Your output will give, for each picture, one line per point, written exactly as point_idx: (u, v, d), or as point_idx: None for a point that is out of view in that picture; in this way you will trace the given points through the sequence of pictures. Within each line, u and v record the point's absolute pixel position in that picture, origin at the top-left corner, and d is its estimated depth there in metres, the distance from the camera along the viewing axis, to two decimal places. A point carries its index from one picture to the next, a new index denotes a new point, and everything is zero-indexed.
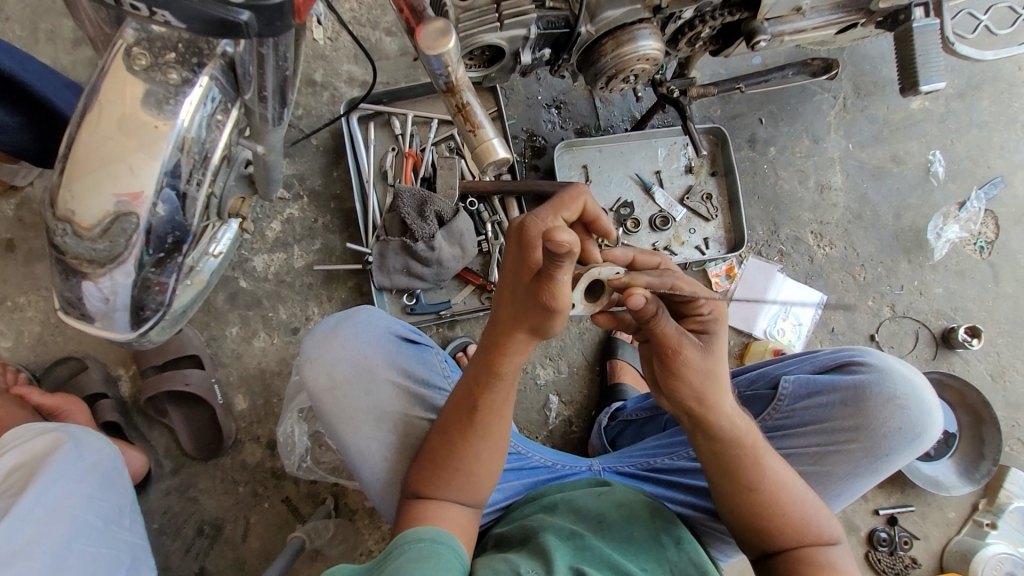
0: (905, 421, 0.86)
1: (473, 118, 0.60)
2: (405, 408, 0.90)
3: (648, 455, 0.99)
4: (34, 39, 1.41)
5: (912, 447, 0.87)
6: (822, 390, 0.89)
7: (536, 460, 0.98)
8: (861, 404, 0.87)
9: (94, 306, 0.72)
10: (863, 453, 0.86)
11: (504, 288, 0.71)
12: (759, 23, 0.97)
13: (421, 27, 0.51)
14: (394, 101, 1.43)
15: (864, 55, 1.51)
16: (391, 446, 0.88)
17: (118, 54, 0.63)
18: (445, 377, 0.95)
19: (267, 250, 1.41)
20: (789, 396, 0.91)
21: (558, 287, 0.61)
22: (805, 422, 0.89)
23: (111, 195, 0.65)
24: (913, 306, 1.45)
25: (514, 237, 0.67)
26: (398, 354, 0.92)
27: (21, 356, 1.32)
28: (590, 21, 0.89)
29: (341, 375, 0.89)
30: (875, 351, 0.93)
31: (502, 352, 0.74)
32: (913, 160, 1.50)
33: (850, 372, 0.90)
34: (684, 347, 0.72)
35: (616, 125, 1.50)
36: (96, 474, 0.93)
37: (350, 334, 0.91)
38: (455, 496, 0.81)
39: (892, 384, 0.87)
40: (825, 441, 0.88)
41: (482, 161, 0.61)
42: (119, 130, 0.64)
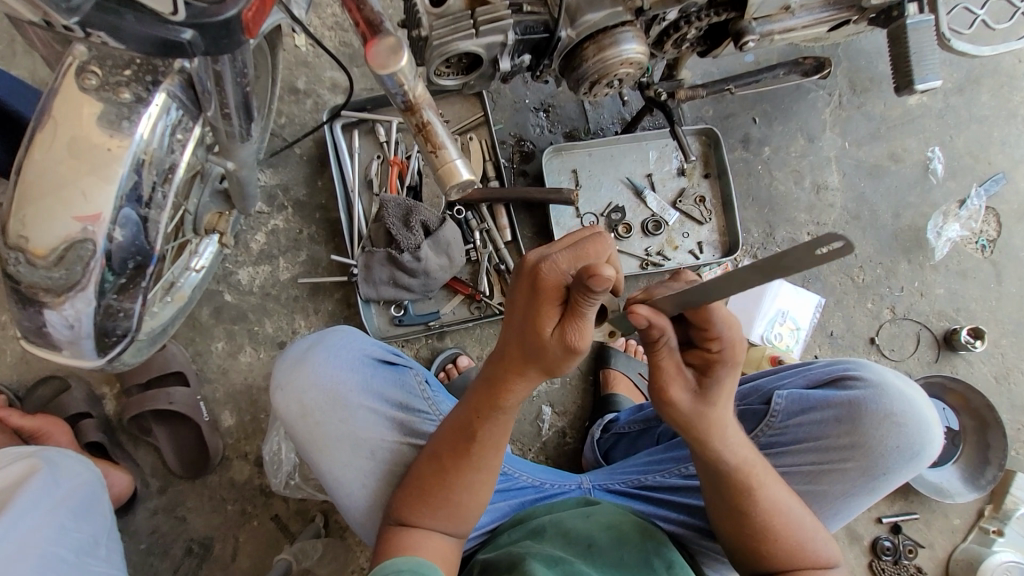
0: (903, 440, 0.83)
1: (434, 138, 0.57)
2: (381, 434, 0.87)
3: (639, 472, 0.96)
4: (10, 52, 1.39)
5: (910, 465, 0.84)
6: (816, 406, 0.87)
7: (523, 479, 0.95)
8: (856, 421, 0.84)
9: (58, 335, 0.69)
10: (859, 472, 0.84)
11: (510, 325, 0.65)
12: (746, 22, 0.94)
13: (373, 44, 0.48)
14: (378, 108, 1.39)
15: (859, 51, 1.47)
16: (369, 473, 0.86)
17: (69, 72, 0.61)
18: (425, 399, 0.92)
19: (251, 263, 1.38)
20: (782, 412, 0.88)
21: (585, 324, 0.60)
22: (800, 439, 0.87)
23: (70, 219, 0.62)
24: (914, 307, 1.41)
25: (525, 277, 0.62)
26: (373, 379, 0.90)
27: (3, 376, 1.30)
28: (570, 25, 0.86)
29: (314, 404, 0.86)
30: (870, 363, 0.90)
31: (495, 382, 0.70)
32: (911, 157, 1.46)
33: (846, 387, 0.87)
34: (673, 387, 0.68)
35: (606, 128, 1.46)
36: (71, 502, 0.90)
37: (321, 359, 0.88)
38: (443, 526, 0.78)
39: (889, 400, 0.83)
40: (821, 459, 0.85)
41: (445, 184, 0.58)
42: (72, 152, 0.61)
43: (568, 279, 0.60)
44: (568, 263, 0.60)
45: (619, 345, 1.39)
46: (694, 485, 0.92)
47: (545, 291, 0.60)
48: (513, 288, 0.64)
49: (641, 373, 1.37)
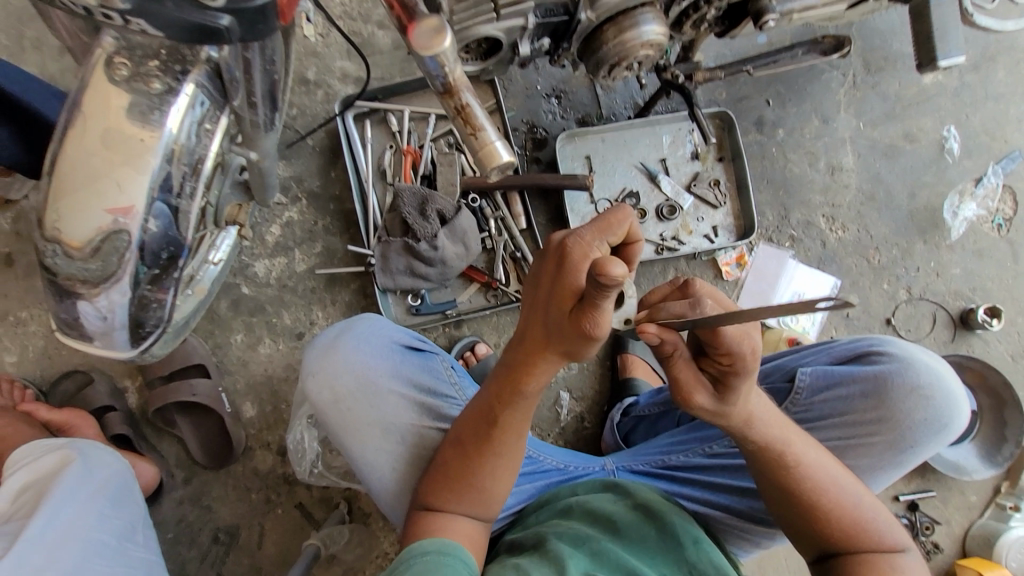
0: (930, 412, 0.83)
1: (473, 120, 0.56)
2: (410, 418, 0.89)
3: (662, 453, 0.97)
4: (19, 48, 1.38)
5: (936, 438, 0.85)
6: (840, 382, 0.87)
7: (548, 462, 0.96)
8: (882, 395, 0.84)
9: (93, 326, 0.70)
10: (886, 445, 0.85)
11: (533, 307, 0.65)
12: (767, 1, 0.93)
13: (413, 27, 0.49)
14: (390, 97, 1.39)
15: (874, 30, 1.46)
16: (399, 458, 0.88)
17: (98, 63, 0.61)
18: (452, 384, 0.94)
19: (267, 254, 1.39)
20: (806, 389, 0.89)
21: (603, 316, 0.57)
22: (825, 415, 0.88)
23: (103, 211, 0.62)
24: (930, 288, 1.41)
25: (551, 256, 0.61)
26: (402, 365, 0.91)
27: (26, 371, 1.32)
28: (590, 8, 0.85)
29: (344, 389, 0.88)
30: (895, 339, 0.90)
31: (520, 368, 0.70)
32: (927, 137, 1.45)
33: (871, 363, 0.87)
34: (697, 396, 0.68)
35: (619, 114, 1.45)
36: (104, 491, 0.91)
37: (351, 346, 0.90)
38: (470, 510, 0.79)
39: (915, 374, 0.84)
40: (848, 434, 0.86)
41: (484, 167, 0.56)
42: (104, 143, 0.61)
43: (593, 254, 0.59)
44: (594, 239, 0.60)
45: None
46: (719, 464, 0.93)
47: (574, 269, 0.59)
48: (539, 264, 0.63)
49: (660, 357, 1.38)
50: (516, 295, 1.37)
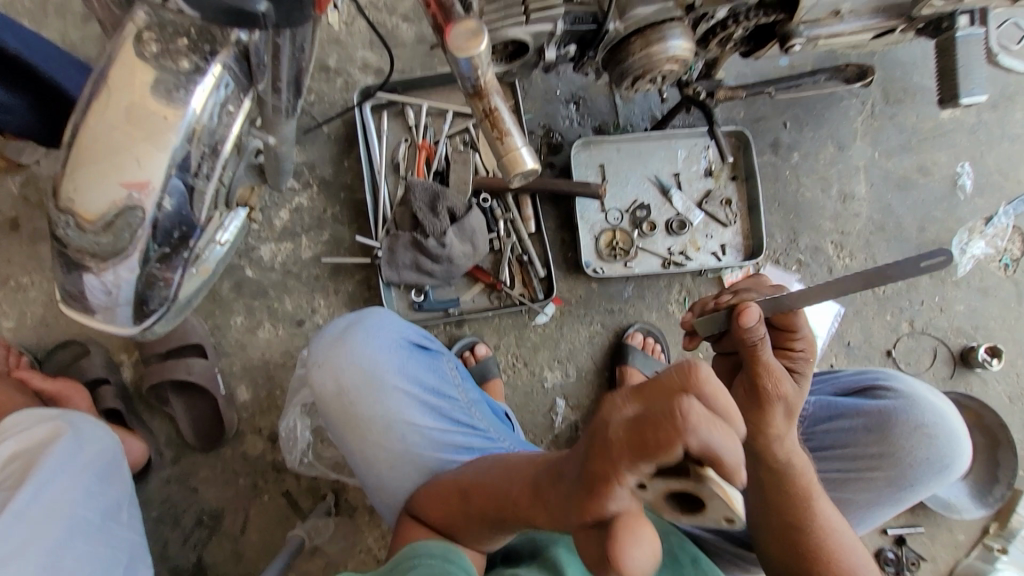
0: (932, 452, 0.84)
1: (500, 125, 0.55)
2: (412, 418, 0.88)
3: None
4: (42, 13, 1.38)
5: (939, 478, 0.85)
6: (844, 414, 0.88)
7: None
8: (886, 431, 0.85)
9: (97, 300, 0.70)
10: (886, 481, 0.85)
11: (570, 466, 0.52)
12: (794, 26, 0.93)
13: (450, 26, 0.48)
14: (409, 91, 1.39)
15: (896, 61, 1.46)
16: (396, 457, 0.88)
17: (128, 38, 0.60)
18: (455, 385, 0.94)
19: (274, 239, 1.39)
20: (809, 417, 0.91)
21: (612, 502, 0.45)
22: (827, 446, 0.89)
23: (119, 184, 0.62)
24: (933, 322, 1.41)
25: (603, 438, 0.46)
26: (409, 362, 0.91)
27: (24, 337, 1.32)
28: (619, 17, 0.85)
29: (349, 382, 0.88)
30: (902, 375, 0.91)
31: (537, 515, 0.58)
32: (941, 172, 1.45)
33: (876, 397, 0.88)
34: (784, 382, 0.73)
35: (636, 125, 1.45)
36: (94, 466, 0.91)
37: (360, 339, 0.90)
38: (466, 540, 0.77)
39: (920, 411, 0.85)
40: (848, 467, 0.86)
41: (508, 172, 0.56)
42: (127, 118, 0.61)
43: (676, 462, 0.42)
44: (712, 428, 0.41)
45: (637, 343, 1.38)
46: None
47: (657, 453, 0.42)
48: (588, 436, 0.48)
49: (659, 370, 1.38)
50: (519, 299, 1.36)
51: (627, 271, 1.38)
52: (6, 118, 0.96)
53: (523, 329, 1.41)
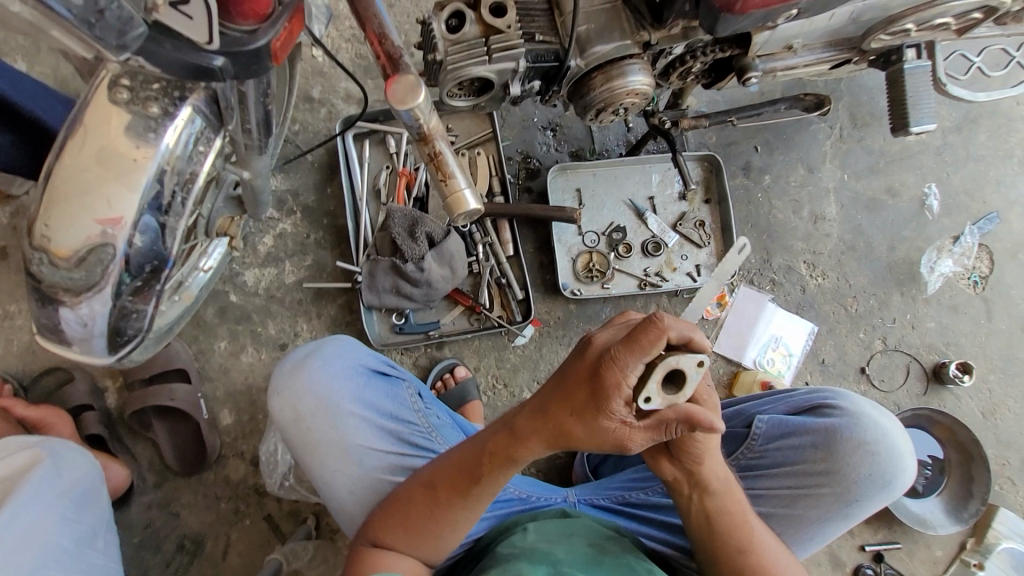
0: (875, 468, 0.90)
1: (444, 168, 0.57)
2: (370, 442, 0.90)
3: (624, 489, 1.00)
4: (35, 49, 1.43)
5: (881, 494, 0.91)
6: (794, 432, 0.94)
7: (510, 490, 0.98)
8: (831, 447, 0.92)
9: (72, 331, 0.72)
10: (834, 497, 0.91)
11: (571, 398, 0.70)
12: (750, 60, 0.97)
13: (391, 82, 0.51)
14: (390, 120, 1.43)
15: (861, 87, 1.51)
16: (356, 480, 0.91)
17: (101, 84, 0.63)
18: (415, 410, 0.95)
19: (258, 265, 1.42)
20: (762, 436, 0.96)
21: (622, 398, 0.65)
22: (777, 463, 0.94)
23: (92, 221, 0.65)
24: (905, 339, 1.44)
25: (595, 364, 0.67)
26: (366, 389, 0.93)
27: (10, 364, 1.34)
28: (579, 55, 0.90)
29: (307, 409, 0.90)
30: (849, 393, 0.97)
31: (509, 448, 0.75)
32: (908, 192, 1.49)
33: (824, 416, 0.94)
34: None
35: (611, 150, 1.49)
36: (71, 493, 0.93)
37: (318, 367, 0.91)
38: (420, 552, 0.82)
39: (863, 429, 0.91)
40: (797, 484, 0.93)
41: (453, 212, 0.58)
42: (97, 161, 0.64)
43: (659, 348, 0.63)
44: (678, 326, 0.63)
45: None
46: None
47: (646, 350, 0.63)
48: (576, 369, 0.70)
49: None
50: (498, 321, 1.38)
51: (604, 292, 1.41)
52: None
53: (502, 351, 1.43)
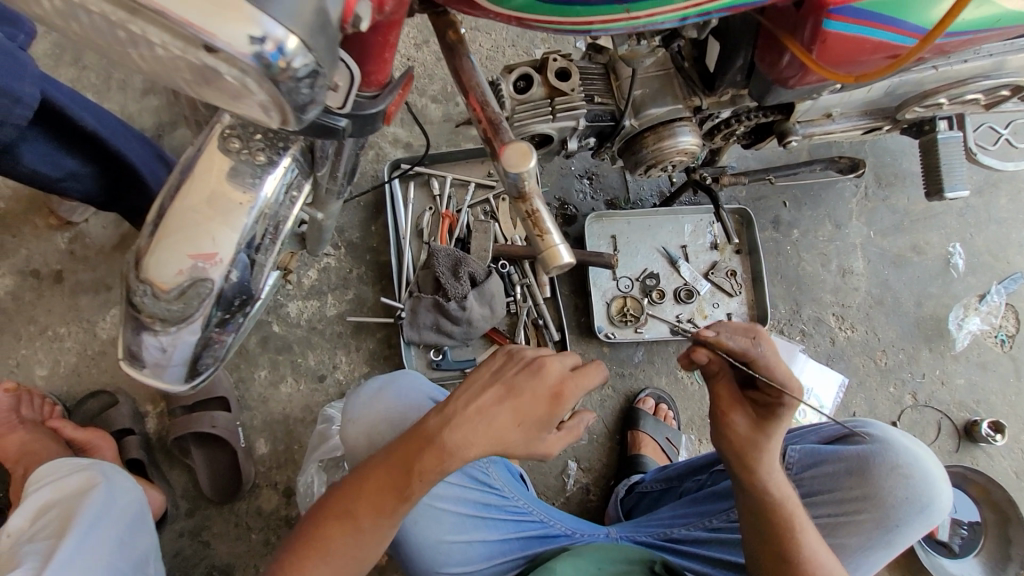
0: (910, 491, 0.95)
1: (541, 224, 0.58)
2: None
3: (666, 526, 1.09)
4: (105, 87, 1.53)
5: (921, 518, 0.96)
6: (826, 460, 1.02)
7: (557, 527, 1.09)
8: (865, 473, 0.98)
9: (152, 357, 0.76)
10: (874, 523, 0.96)
11: (507, 404, 0.75)
12: (791, 124, 1.03)
13: (504, 148, 0.55)
14: (436, 164, 1.51)
15: (885, 148, 1.58)
16: (418, 507, 1.00)
17: (214, 136, 0.69)
18: None
19: (302, 297, 1.46)
20: (796, 464, 1.04)
21: (563, 402, 0.77)
22: (815, 491, 1.01)
23: (186, 256, 0.70)
24: (935, 395, 1.45)
25: (539, 379, 0.77)
26: None
27: (55, 386, 1.38)
28: (634, 116, 0.95)
29: (381, 437, 0.96)
30: (878, 422, 1.04)
31: (432, 447, 0.73)
32: (933, 251, 1.54)
33: (855, 443, 1.01)
34: (736, 413, 0.84)
35: (645, 199, 1.55)
36: (124, 520, 0.94)
37: (394, 397, 0.98)
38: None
39: (895, 454, 0.97)
40: (837, 511, 0.98)
41: (545, 267, 0.58)
42: (208, 204, 0.69)
43: (593, 378, 0.79)
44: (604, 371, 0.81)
45: (648, 408, 1.43)
46: (719, 538, 1.05)
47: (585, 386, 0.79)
48: (513, 380, 0.77)
49: (671, 436, 1.40)
50: None
51: (638, 336, 1.44)
52: (75, 185, 1.08)
53: None
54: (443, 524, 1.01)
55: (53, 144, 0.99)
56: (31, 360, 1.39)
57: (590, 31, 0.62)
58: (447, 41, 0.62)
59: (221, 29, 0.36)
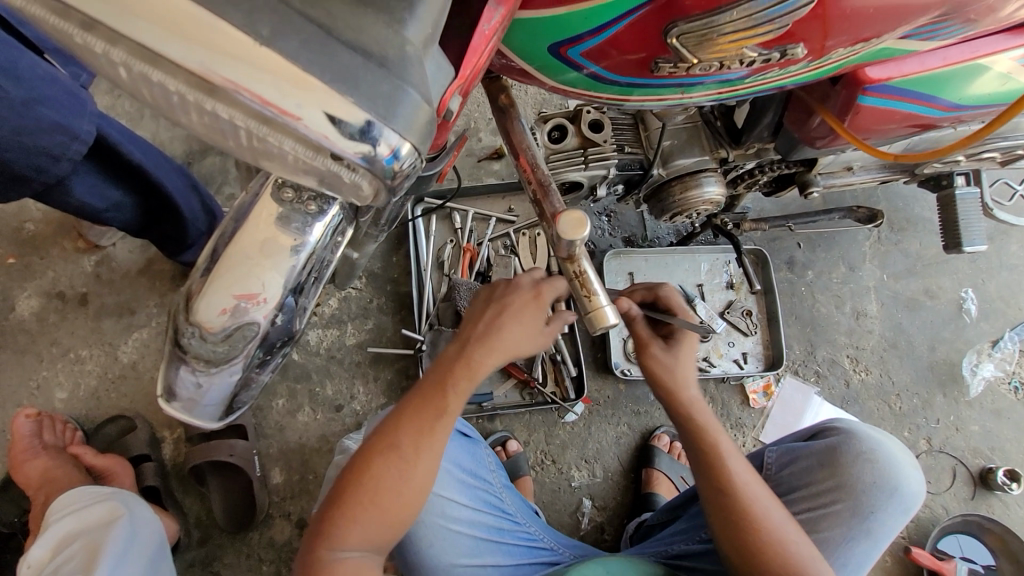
0: (877, 474, 0.94)
1: (589, 285, 0.60)
2: (450, 495, 0.99)
3: (667, 544, 1.09)
4: (139, 114, 1.57)
5: (896, 503, 0.94)
6: (800, 455, 1.00)
7: (565, 553, 1.09)
8: (835, 463, 0.96)
9: (187, 391, 0.77)
10: (850, 512, 0.94)
11: (477, 313, 0.75)
12: (813, 175, 1.06)
13: (558, 216, 0.58)
14: (458, 198, 1.54)
15: (897, 194, 1.61)
16: (431, 531, 0.97)
17: (270, 185, 0.72)
18: (490, 470, 1.08)
19: (322, 325, 1.48)
20: (775, 464, 1.04)
21: (538, 307, 0.75)
22: (793, 487, 0.99)
23: (231, 296, 0.71)
24: (949, 441, 1.46)
25: (504, 289, 0.76)
26: (454, 444, 1.03)
27: (75, 408, 1.39)
28: (662, 165, 0.97)
29: None
30: (846, 418, 1.04)
31: (449, 362, 0.73)
32: (946, 296, 1.56)
33: (824, 437, 1.01)
34: (651, 347, 0.82)
35: (662, 238, 1.58)
36: (148, 551, 0.95)
37: None
38: (383, 520, 0.70)
39: (857, 441, 0.96)
40: (814, 504, 0.96)
41: (591, 327, 0.61)
42: (261, 251, 0.71)
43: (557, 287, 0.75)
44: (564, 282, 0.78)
45: (663, 445, 1.44)
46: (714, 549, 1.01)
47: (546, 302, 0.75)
48: (485, 297, 0.76)
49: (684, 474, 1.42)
50: (551, 397, 1.40)
51: None
52: (115, 216, 1.13)
53: (552, 427, 1.45)
54: (457, 548, 0.98)
55: (100, 175, 1.04)
56: (52, 382, 1.40)
57: (626, 103, 0.66)
58: (499, 104, 0.67)
59: (347, 143, 0.39)
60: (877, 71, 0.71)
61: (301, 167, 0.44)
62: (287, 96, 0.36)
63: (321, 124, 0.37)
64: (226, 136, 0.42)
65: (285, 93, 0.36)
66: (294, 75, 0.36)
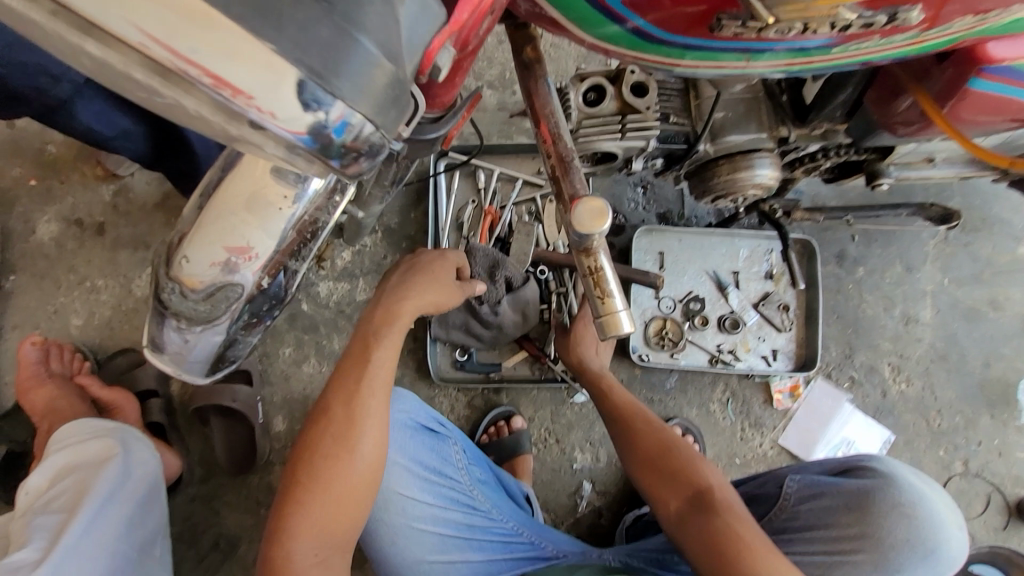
0: (913, 533, 0.87)
1: (604, 285, 0.51)
2: (410, 493, 0.97)
3: (659, 552, 1.02)
4: None
5: (927, 565, 0.87)
6: (826, 492, 0.93)
7: (549, 549, 1.04)
8: (864, 510, 0.89)
9: (173, 345, 0.73)
10: (871, 565, 0.87)
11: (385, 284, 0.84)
12: (884, 165, 0.92)
13: (576, 203, 0.49)
14: (484, 155, 1.43)
15: (976, 190, 1.43)
16: (394, 529, 0.96)
17: None
18: (459, 468, 1.02)
19: (333, 278, 1.43)
20: (794, 496, 0.96)
21: (440, 270, 0.86)
22: (809, 525, 0.92)
23: (221, 247, 0.65)
24: (989, 466, 1.35)
25: (406, 264, 0.86)
26: (413, 443, 0.98)
27: (88, 336, 1.40)
28: (710, 140, 0.85)
29: None
30: (887, 458, 0.95)
31: (367, 327, 0.78)
32: (1012, 308, 1.40)
33: (858, 477, 0.93)
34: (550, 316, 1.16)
35: (700, 218, 1.45)
36: (137, 493, 0.95)
37: None
38: (330, 502, 0.69)
39: (899, 491, 0.88)
40: (832, 549, 0.89)
41: (601, 333, 0.52)
42: (247, 205, 0.64)
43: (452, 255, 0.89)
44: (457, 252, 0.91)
45: None
46: None
47: (445, 268, 0.87)
48: (390, 273, 0.85)
49: None
50: (562, 376, 1.35)
51: (673, 362, 1.35)
52: (125, 147, 1.07)
53: (559, 406, 1.40)
54: (424, 546, 0.97)
55: (106, 101, 0.97)
56: (68, 309, 1.41)
57: (675, 70, 0.55)
58: (524, 58, 0.57)
59: (278, 106, 0.35)
60: (1003, 48, 0.56)
61: (255, 139, 0.39)
62: (179, 30, 0.32)
63: (224, 67, 0.33)
64: (170, 93, 0.35)
65: (171, 28, 0.32)
66: (182, 7, 0.32)
